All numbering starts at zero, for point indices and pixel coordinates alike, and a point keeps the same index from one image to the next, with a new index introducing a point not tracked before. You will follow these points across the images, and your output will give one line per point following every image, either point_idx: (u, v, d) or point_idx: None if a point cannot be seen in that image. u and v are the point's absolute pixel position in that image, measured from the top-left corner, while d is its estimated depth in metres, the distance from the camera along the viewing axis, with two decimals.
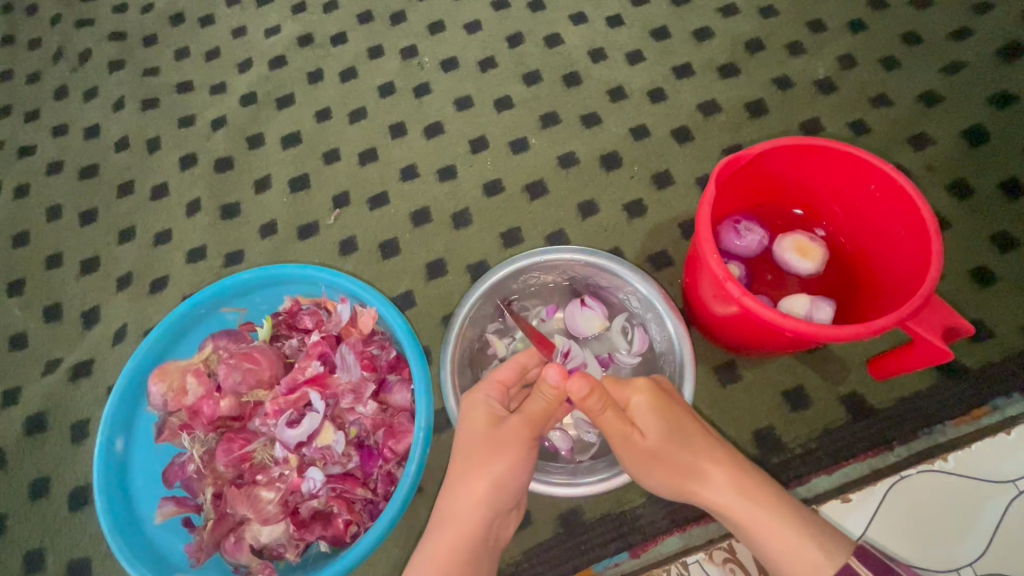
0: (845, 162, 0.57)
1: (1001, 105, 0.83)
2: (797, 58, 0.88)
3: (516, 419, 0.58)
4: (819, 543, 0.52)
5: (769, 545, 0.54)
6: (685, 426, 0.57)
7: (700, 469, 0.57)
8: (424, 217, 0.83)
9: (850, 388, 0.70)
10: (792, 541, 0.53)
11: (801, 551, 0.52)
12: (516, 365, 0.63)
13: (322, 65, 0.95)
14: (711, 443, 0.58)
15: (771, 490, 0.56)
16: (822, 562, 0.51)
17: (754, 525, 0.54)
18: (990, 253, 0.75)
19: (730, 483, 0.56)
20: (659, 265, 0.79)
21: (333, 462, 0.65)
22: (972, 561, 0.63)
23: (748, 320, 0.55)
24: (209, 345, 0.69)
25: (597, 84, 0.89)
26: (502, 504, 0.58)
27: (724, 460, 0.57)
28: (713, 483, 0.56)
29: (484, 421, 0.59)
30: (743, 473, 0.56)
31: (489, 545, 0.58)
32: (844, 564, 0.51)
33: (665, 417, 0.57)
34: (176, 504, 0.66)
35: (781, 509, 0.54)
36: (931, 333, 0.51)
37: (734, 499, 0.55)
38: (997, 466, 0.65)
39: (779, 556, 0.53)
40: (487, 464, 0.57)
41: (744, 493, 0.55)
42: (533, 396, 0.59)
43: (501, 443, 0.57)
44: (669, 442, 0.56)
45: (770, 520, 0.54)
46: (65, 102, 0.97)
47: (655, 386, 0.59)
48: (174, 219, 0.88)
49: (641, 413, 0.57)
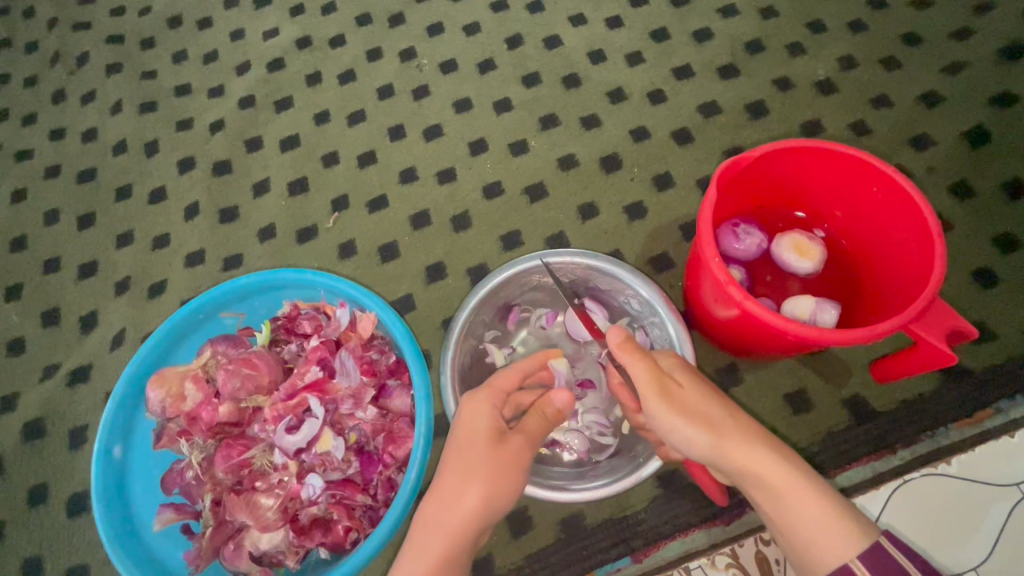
0: (847, 164, 0.56)
1: (1003, 106, 0.82)
2: (798, 59, 0.88)
3: (518, 437, 0.57)
4: (849, 516, 0.48)
5: (797, 512, 0.48)
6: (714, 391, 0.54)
7: (729, 428, 0.51)
8: (423, 220, 0.83)
9: (852, 391, 0.70)
10: (824, 510, 0.48)
11: (832, 522, 0.47)
12: (519, 372, 0.61)
13: (321, 67, 0.95)
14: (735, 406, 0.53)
15: (800, 460, 0.50)
16: (854, 534, 0.47)
17: (782, 484, 0.49)
18: (993, 254, 0.75)
19: (761, 443, 0.50)
20: (660, 268, 0.78)
21: (332, 468, 0.64)
22: (977, 565, 0.62)
23: (751, 323, 0.54)
24: (208, 350, 0.68)
25: (597, 86, 0.88)
26: (488, 521, 0.54)
27: (752, 423, 0.52)
28: (743, 442, 0.50)
29: (485, 434, 0.56)
30: (771, 437, 0.51)
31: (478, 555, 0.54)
32: (878, 542, 0.46)
33: (695, 380, 0.54)
34: (175, 511, 0.66)
35: (812, 475, 0.49)
36: (935, 337, 0.51)
37: (766, 461, 0.49)
38: (1000, 469, 0.65)
39: (807, 526, 0.48)
40: (496, 484, 0.53)
41: (775, 454, 0.50)
42: (533, 416, 0.59)
43: (505, 463, 0.54)
44: (698, 400, 0.53)
45: (802, 483, 0.48)
46: (63, 105, 0.97)
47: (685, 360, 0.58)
48: (173, 223, 0.87)
49: (674, 372, 0.55)
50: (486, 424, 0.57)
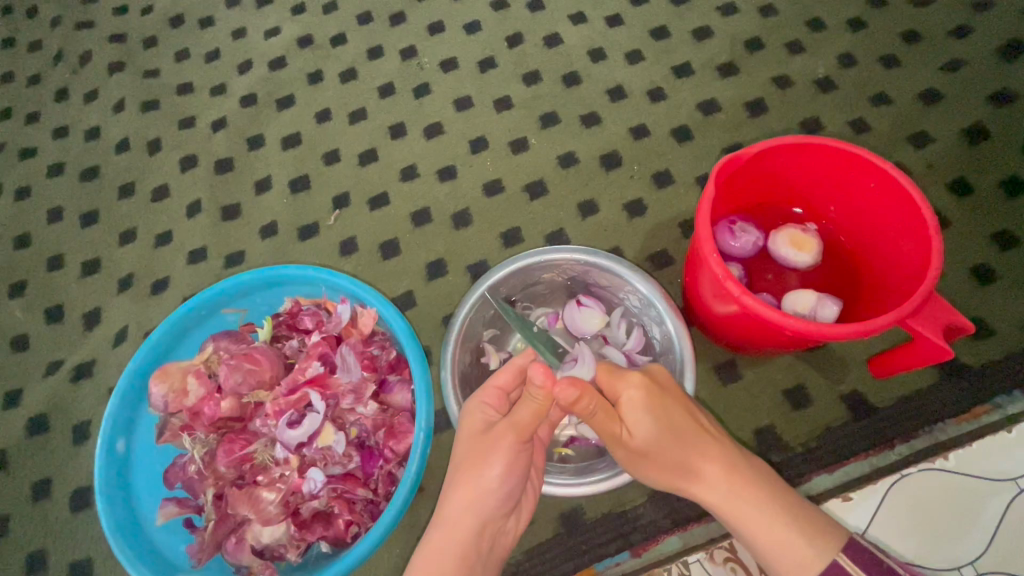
0: (846, 160, 0.56)
1: (1002, 103, 0.82)
2: (797, 57, 0.88)
3: (503, 424, 0.56)
4: (808, 539, 0.51)
5: (758, 540, 0.52)
6: (678, 423, 0.56)
7: (691, 466, 0.55)
8: (424, 218, 0.83)
9: (850, 386, 0.70)
10: (781, 536, 0.51)
11: (791, 547, 0.51)
12: (513, 368, 0.59)
13: (322, 65, 0.95)
14: (702, 434, 0.56)
15: (759, 489, 0.53)
16: (812, 558, 0.50)
17: (741, 521, 0.53)
18: (991, 251, 0.75)
19: (721, 480, 0.54)
20: (659, 265, 0.79)
21: (333, 463, 0.65)
22: (974, 560, 0.63)
23: (749, 319, 0.55)
24: (210, 345, 0.69)
25: (596, 84, 0.89)
26: (490, 510, 0.56)
27: (714, 455, 0.55)
28: (703, 480, 0.55)
29: (478, 427, 0.58)
30: (735, 467, 0.55)
31: (483, 554, 0.56)
32: (833, 562, 0.49)
33: (656, 416, 0.55)
34: (178, 505, 0.66)
35: (774, 509, 0.52)
36: (932, 331, 0.51)
37: (726, 498, 0.54)
38: (998, 464, 0.65)
39: (769, 552, 0.52)
40: (476, 471, 0.56)
41: (735, 491, 0.53)
42: (523, 402, 0.55)
43: (488, 449, 0.56)
44: (661, 439, 0.55)
45: (759, 516, 0.52)
46: (66, 103, 0.97)
47: (649, 382, 0.57)
48: (175, 220, 0.88)
49: (632, 410, 0.55)
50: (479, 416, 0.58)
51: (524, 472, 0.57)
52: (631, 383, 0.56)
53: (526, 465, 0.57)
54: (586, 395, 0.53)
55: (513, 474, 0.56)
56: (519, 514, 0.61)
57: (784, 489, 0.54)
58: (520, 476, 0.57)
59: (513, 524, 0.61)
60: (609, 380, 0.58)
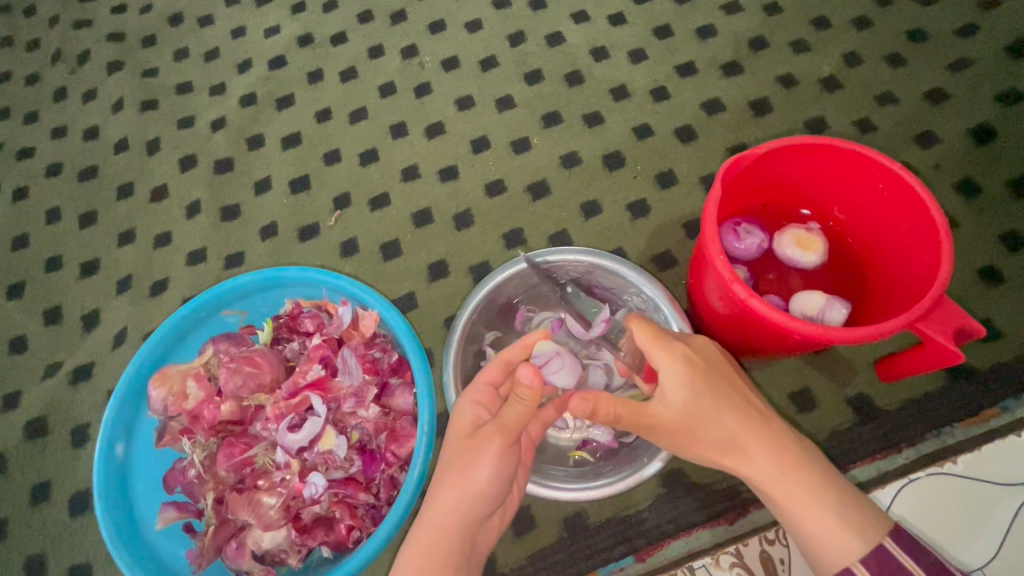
0: (854, 160, 0.56)
1: (1009, 102, 0.82)
2: (801, 56, 0.87)
3: (489, 426, 0.53)
4: (855, 526, 0.49)
5: (802, 522, 0.50)
6: (725, 398, 0.52)
7: (736, 444, 0.52)
8: (425, 218, 0.83)
9: (857, 389, 0.70)
10: (828, 520, 0.49)
11: (836, 533, 0.49)
12: (502, 364, 0.58)
13: (323, 65, 0.94)
14: (749, 407, 0.53)
15: (805, 469, 0.51)
16: (856, 545, 0.48)
17: (785, 501, 0.51)
18: (998, 252, 0.74)
19: (768, 460, 0.51)
20: (663, 266, 0.78)
21: (335, 467, 0.64)
22: (984, 566, 0.62)
23: (756, 322, 0.54)
24: (209, 348, 0.68)
25: (599, 83, 0.88)
26: (478, 512, 0.53)
27: (762, 434, 0.52)
28: (749, 459, 0.52)
29: (466, 427, 0.55)
30: (785, 447, 0.51)
31: (467, 555, 0.53)
32: (879, 546, 0.48)
33: (696, 390, 0.52)
34: (178, 509, 0.65)
35: (821, 493, 0.50)
36: (943, 335, 0.50)
37: (773, 478, 0.51)
38: (1009, 469, 0.64)
39: (812, 535, 0.50)
40: (464, 474, 0.53)
41: (782, 471, 0.51)
42: (511, 404, 0.52)
43: (474, 451, 0.53)
44: (706, 415, 0.52)
45: (808, 498, 0.50)
46: (65, 103, 0.96)
47: (691, 354, 0.54)
48: (175, 221, 0.87)
49: (673, 384, 0.52)
50: (470, 415, 0.56)
51: (510, 475, 0.54)
52: (672, 354, 0.53)
53: (513, 469, 0.54)
54: (599, 404, 0.53)
55: (501, 478, 0.53)
56: (504, 511, 0.59)
57: (833, 473, 0.52)
58: (505, 480, 0.54)
59: (498, 522, 0.58)
60: (650, 348, 0.54)
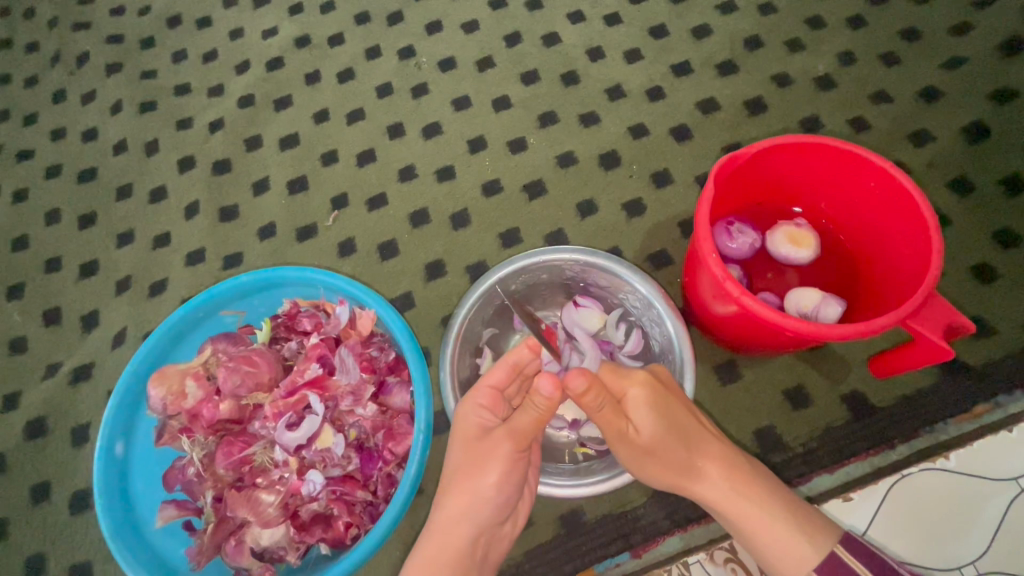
0: (845, 158, 0.56)
1: (1002, 100, 0.82)
2: (796, 55, 0.88)
3: (500, 431, 0.56)
4: (808, 536, 0.52)
5: (760, 536, 0.53)
6: (683, 422, 0.56)
7: (695, 466, 0.55)
8: (422, 218, 0.83)
9: (851, 386, 0.70)
10: (781, 532, 0.52)
11: (792, 544, 0.52)
12: (506, 365, 0.59)
13: (320, 66, 0.95)
14: (704, 432, 0.57)
15: (758, 484, 0.54)
16: (811, 555, 0.51)
17: (742, 517, 0.54)
18: (991, 249, 0.75)
19: (723, 478, 0.55)
20: (658, 265, 0.78)
21: (332, 465, 0.64)
22: (975, 560, 0.63)
23: (748, 319, 0.55)
24: (209, 348, 0.68)
25: (595, 83, 0.89)
26: (487, 517, 0.56)
27: (716, 455, 0.55)
28: (705, 478, 0.55)
29: (475, 431, 0.58)
30: (736, 466, 0.55)
31: (477, 562, 0.56)
32: (832, 554, 0.51)
33: (661, 415, 0.54)
34: (177, 507, 0.66)
35: (774, 505, 0.53)
36: (932, 332, 0.50)
37: (728, 495, 0.54)
38: (1000, 464, 0.65)
39: (770, 547, 0.53)
40: (475, 477, 0.56)
41: (737, 488, 0.54)
42: (522, 409, 0.55)
43: (484, 455, 0.56)
44: (667, 437, 0.54)
45: (764, 513, 0.53)
46: (64, 105, 0.97)
47: (652, 381, 0.56)
48: (173, 222, 0.87)
49: (638, 409, 0.54)
50: (475, 420, 0.58)
51: (520, 480, 0.57)
52: (634, 381, 0.55)
53: (523, 475, 0.57)
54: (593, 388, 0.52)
55: (510, 482, 0.56)
56: (517, 519, 0.61)
57: (782, 488, 0.56)
58: (516, 484, 0.57)
59: (511, 531, 0.60)
60: (611, 377, 0.56)
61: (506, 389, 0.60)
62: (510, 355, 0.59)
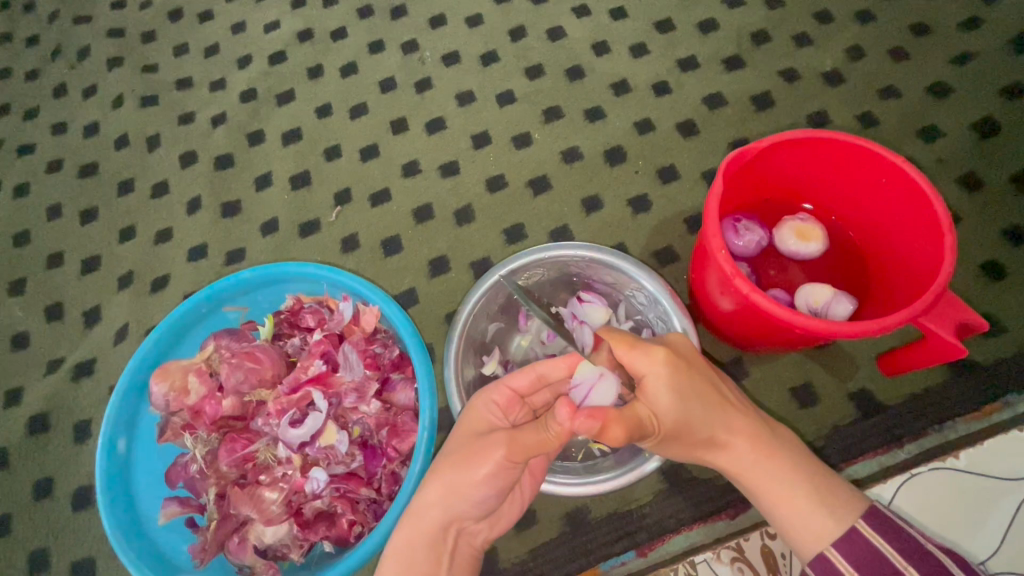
0: (856, 154, 0.55)
1: (1012, 96, 0.81)
2: (804, 50, 0.87)
3: (502, 434, 0.53)
4: (829, 509, 0.51)
5: (780, 509, 0.53)
6: (704, 397, 0.54)
7: (717, 439, 0.54)
8: (426, 214, 0.83)
9: (859, 384, 0.70)
10: (803, 506, 0.52)
11: (812, 517, 0.51)
12: (535, 375, 0.58)
13: (323, 60, 0.94)
14: (726, 405, 0.55)
15: (780, 456, 0.54)
16: (832, 527, 0.50)
17: (764, 488, 0.53)
18: (1001, 246, 0.74)
19: (746, 451, 0.54)
20: (665, 261, 0.78)
21: (336, 462, 0.64)
22: (984, 560, 0.63)
23: (758, 315, 0.54)
24: (211, 344, 0.68)
25: (601, 77, 0.88)
26: (464, 512, 0.54)
27: (739, 428, 0.54)
28: (726, 450, 0.54)
29: (475, 428, 0.56)
30: (759, 438, 0.54)
31: (448, 554, 0.54)
32: (852, 529, 0.50)
33: (680, 393, 0.52)
34: (180, 505, 0.65)
35: (795, 477, 0.53)
36: (944, 329, 0.50)
37: (750, 467, 0.54)
38: (1010, 464, 0.65)
39: (790, 520, 0.52)
40: (461, 473, 0.54)
41: (760, 460, 0.54)
42: (536, 428, 0.53)
43: (476, 451, 0.54)
44: (688, 412, 0.53)
45: (782, 485, 0.52)
46: (65, 99, 0.96)
47: (673, 357, 0.53)
48: (175, 217, 0.87)
49: (656, 387, 0.52)
50: (484, 418, 0.57)
51: (505, 485, 0.54)
52: (654, 360, 0.53)
53: (508, 483, 0.54)
54: (608, 424, 0.50)
55: (495, 484, 0.54)
56: (497, 522, 0.59)
57: (808, 460, 0.54)
58: (499, 487, 0.54)
59: (486, 530, 0.58)
60: (629, 356, 0.54)
61: (527, 398, 0.60)
62: (542, 364, 0.58)
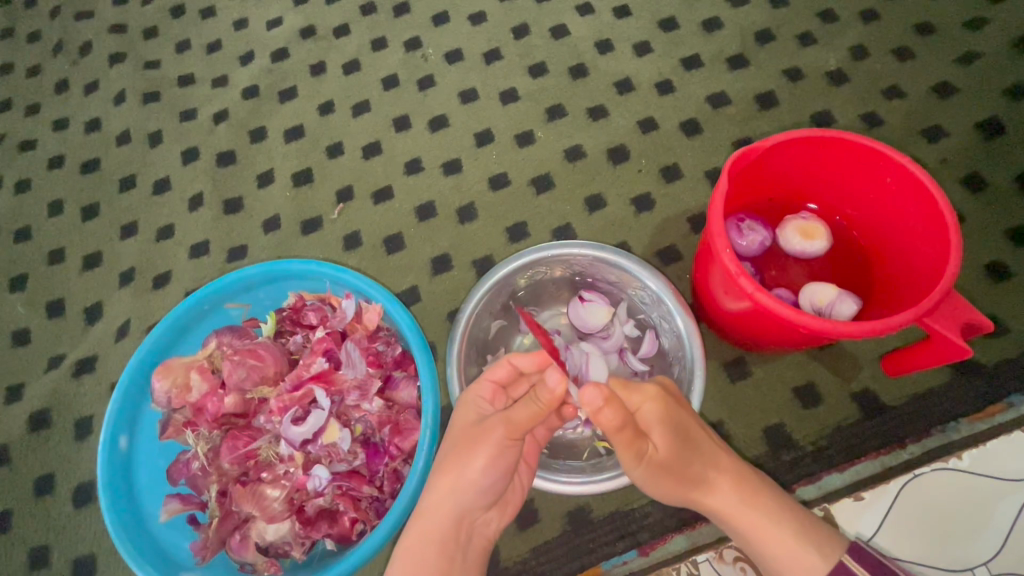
0: (861, 153, 0.55)
1: (1016, 97, 0.81)
2: (808, 49, 0.87)
3: (497, 417, 0.55)
4: (816, 545, 0.52)
5: (770, 548, 0.53)
6: (694, 435, 0.55)
7: (706, 478, 0.55)
8: (429, 212, 0.82)
9: (862, 384, 0.69)
10: (791, 543, 0.52)
11: (801, 553, 0.52)
12: (509, 366, 0.59)
13: (325, 57, 0.94)
14: (714, 446, 0.56)
15: (766, 495, 0.55)
16: (821, 563, 0.51)
17: (752, 528, 0.54)
18: (1005, 247, 0.74)
19: (733, 491, 0.55)
20: (668, 260, 0.78)
21: (338, 460, 0.64)
22: (987, 561, 0.63)
23: (762, 315, 0.54)
24: (213, 341, 0.68)
25: (604, 76, 0.88)
26: (473, 503, 0.55)
27: (727, 467, 0.55)
28: (714, 491, 0.55)
29: (471, 418, 0.58)
30: (745, 478, 0.55)
31: (463, 547, 0.55)
32: (838, 563, 0.51)
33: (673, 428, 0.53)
34: (182, 502, 0.66)
35: (781, 516, 0.53)
36: (947, 330, 0.50)
37: (738, 507, 0.54)
38: (1013, 465, 0.65)
39: (777, 559, 0.52)
40: (463, 460, 0.55)
41: (747, 500, 0.54)
42: (523, 404, 0.53)
43: (474, 441, 0.55)
44: (678, 448, 0.53)
45: (770, 523, 0.53)
46: (66, 95, 0.96)
47: (665, 395, 0.55)
48: (177, 214, 0.87)
49: (650, 420, 0.53)
50: (475, 411, 0.58)
51: (509, 467, 0.56)
52: (647, 395, 0.54)
53: (512, 462, 0.55)
54: (608, 402, 0.50)
55: (497, 469, 0.55)
56: (506, 509, 0.60)
57: (790, 499, 0.56)
58: (503, 470, 0.55)
59: (497, 519, 0.59)
60: (622, 392, 0.55)
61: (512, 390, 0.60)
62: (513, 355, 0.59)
